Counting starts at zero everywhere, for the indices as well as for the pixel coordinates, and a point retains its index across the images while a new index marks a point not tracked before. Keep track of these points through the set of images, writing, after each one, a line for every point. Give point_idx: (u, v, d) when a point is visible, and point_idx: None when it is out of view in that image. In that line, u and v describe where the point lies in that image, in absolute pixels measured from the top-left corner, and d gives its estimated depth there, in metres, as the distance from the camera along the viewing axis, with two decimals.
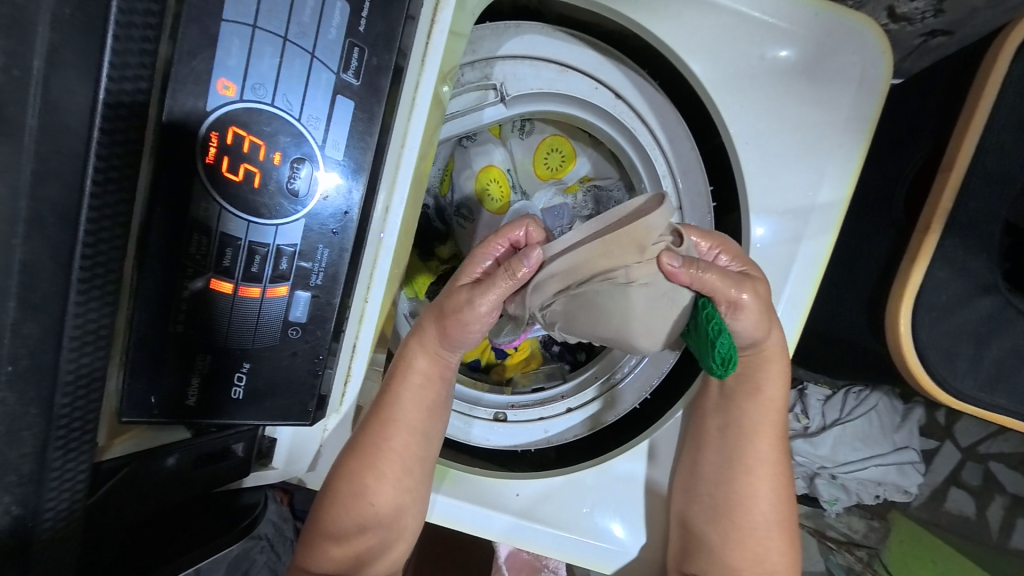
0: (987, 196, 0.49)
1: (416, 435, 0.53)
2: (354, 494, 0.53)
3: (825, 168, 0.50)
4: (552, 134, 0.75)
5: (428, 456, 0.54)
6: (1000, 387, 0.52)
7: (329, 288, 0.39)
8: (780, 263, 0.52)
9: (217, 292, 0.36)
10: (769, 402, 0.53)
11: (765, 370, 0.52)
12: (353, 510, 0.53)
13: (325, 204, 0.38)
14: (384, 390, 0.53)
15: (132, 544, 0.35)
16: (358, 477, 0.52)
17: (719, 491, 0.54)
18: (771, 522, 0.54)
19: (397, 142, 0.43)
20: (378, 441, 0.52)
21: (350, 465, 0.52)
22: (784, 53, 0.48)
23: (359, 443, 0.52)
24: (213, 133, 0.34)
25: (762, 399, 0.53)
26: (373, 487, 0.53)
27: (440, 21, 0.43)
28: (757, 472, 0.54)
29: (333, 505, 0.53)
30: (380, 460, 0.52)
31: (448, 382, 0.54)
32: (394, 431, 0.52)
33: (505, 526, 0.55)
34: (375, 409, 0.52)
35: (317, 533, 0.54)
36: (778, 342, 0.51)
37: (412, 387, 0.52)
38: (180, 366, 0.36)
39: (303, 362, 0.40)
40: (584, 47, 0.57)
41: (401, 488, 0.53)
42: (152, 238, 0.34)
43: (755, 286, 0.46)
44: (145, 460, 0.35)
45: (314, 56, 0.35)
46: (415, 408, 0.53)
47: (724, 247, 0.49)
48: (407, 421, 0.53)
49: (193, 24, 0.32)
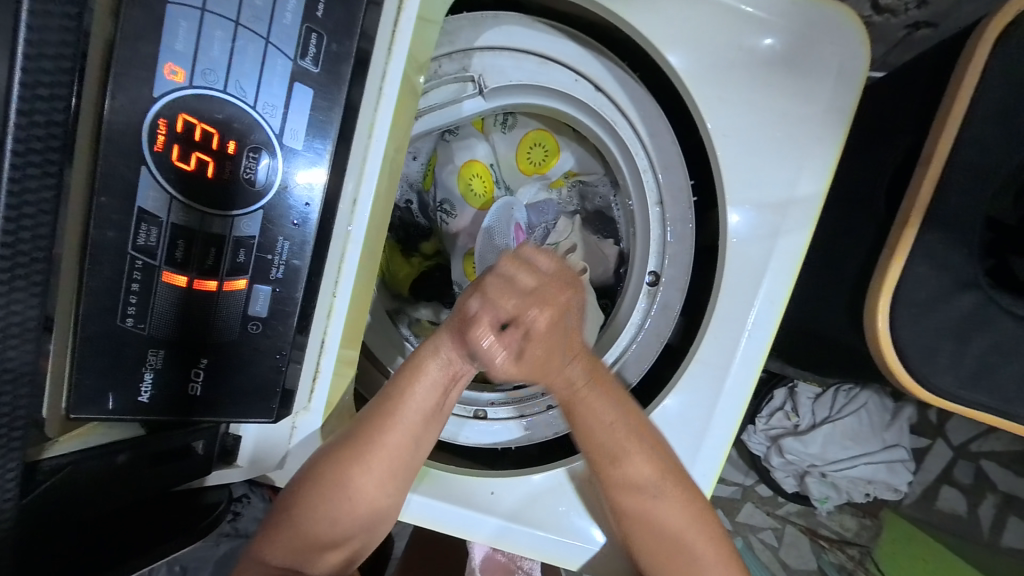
0: (969, 189, 0.49)
1: (410, 437, 0.50)
2: (334, 487, 0.48)
3: (804, 161, 0.49)
4: (536, 129, 0.73)
5: (416, 463, 0.51)
6: (982, 383, 0.51)
7: (291, 282, 0.38)
8: (757, 256, 0.51)
9: (170, 285, 0.35)
10: (603, 420, 0.52)
11: (578, 401, 0.52)
12: (334, 509, 0.49)
13: (285, 195, 0.37)
14: (394, 384, 0.51)
15: (130, 543, 0.37)
16: (342, 469, 0.48)
17: (616, 502, 0.53)
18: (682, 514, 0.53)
19: (365, 131, 0.42)
20: (374, 433, 0.49)
21: (335, 454, 0.48)
22: (763, 43, 0.47)
23: (356, 433, 0.49)
24: (163, 120, 0.32)
25: (597, 424, 0.52)
26: (356, 482, 0.49)
27: (407, 7, 0.42)
28: (643, 475, 0.52)
29: (310, 494, 0.48)
30: (373, 456, 0.49)
31: (455, 390, 0.53)
32: (392, 427, 0.49)
33: (464, 524, 0.54)
34: (381, 401, 0.50)
35: (286, 533, 0.49)
36: (582, 371, 0.51)
37: (422, 390, 0.50)
38: (131, 361, 0.35)
39: (264, 358, 0.39)
40: (562, 38, 0.56)
41: (382, 491, 0.50)
42: (97, 227, 0.32)
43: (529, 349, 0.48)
44: (94, 458, 0.34)
45: (268, 42, 0.34)
46: (420, 411, 0.50)
47: (540, 317, 0.47)
48: (410, 423, 0.50)
49: (138, 6, 0.31)
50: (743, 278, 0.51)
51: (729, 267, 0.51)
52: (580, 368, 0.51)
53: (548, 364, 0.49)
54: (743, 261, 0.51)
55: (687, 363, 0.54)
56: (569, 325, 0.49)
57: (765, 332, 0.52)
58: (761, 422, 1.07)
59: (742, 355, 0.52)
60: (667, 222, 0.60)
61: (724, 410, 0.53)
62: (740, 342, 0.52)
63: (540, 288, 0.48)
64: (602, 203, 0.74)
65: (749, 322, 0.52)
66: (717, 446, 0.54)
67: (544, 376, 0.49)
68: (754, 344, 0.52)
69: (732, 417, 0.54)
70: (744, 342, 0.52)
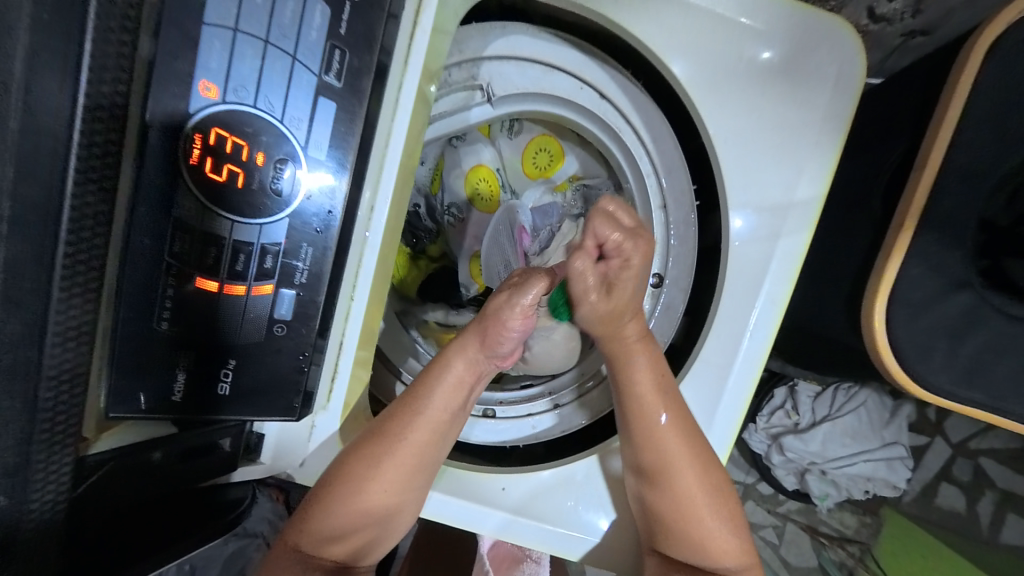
0: (961, 194, 0.51)
1: (434, 433, 0.52)
2: (360, 483, 0.50)
3: (802, 167, 0.51)
4: (541, 134, 0.75)
5: (438, 457, 0.53)
6: (974, 380, 0.53)
7: (313, 286, 0.40)
8: (757, 259, 0.52)
9: (200, 290, 0.37)
10: (646, 388, 0.53)
11: (634, 356, 0.53)
12: (358, 504, 0.50)
13: (309, 203, 0.38)
14: (419, 381, 0.53)
15: (130, 543, 0.37)
16: (370, 463, 0.50)
17: (643, 484, 0.53)
18: (699, 498, 0.53)
19: (381, 141, 0.43)
20: (399, 428, 0.51)
21: (362, 448, 0.50)
22: (762, 54, 0.49)
23: (383, 428, 0.51)
24: (195, 134, 0.34)
25: (643, 392, 0.53)
26: (381, 477, 0.50)
27: (422, 22, 0.44)
28: (664, 457, 0.53)
29: (336, 490, 0.50)
30: (399, 451, 0.50)
31: (476, 388, 0.55)
32: (417, 423, 0.51)
33: (474, 518, 0.56)
34: (407, 398, 0.52)
35: (313, 527, 0.50)
36: (635, 330, 0.53)
37: (446, 388, 0.52)
38: (163, 363, 0.37)
39: (288, 358, 0.41)
40: (568, 48, 0.58)
41: (405, 487, 0.51)
42: (135, 235, 0.34)
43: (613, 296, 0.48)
44: (132, 454, 0.36)
45: (295, 58, 0.36)
46: (445, 407, 0.52)
47: (634, 251, 0.47)
48: (433, 418, 0.52)
49: (174, 26, 0.32)
50: (744, 281, 0.53)
51: (731, 271, 0.53)
52: (633, 325, 0.52)
53: (624, 312, 0.50)
54: (744, 262, 0.53)
55: (690, 362, 0.56)
56: (645, 277, 0.49)
57: (765, 332, 0.54)
58: (762, 420, 1.09)
59: (743, 354, 0.54)
60: (670, 225, 0.62)
61: (725, 409, 0.55)
62: (741, 341, 0.54)
63: (635, 234, 0.47)
64: None
65: (750, 322, 0.54)
66: (718, 445, 0.56)
67: (611, 327, 0.51)
68: (754, 343, 0.54)
69: (733, 415, 0.56)
70: (745, 341, 0.54)
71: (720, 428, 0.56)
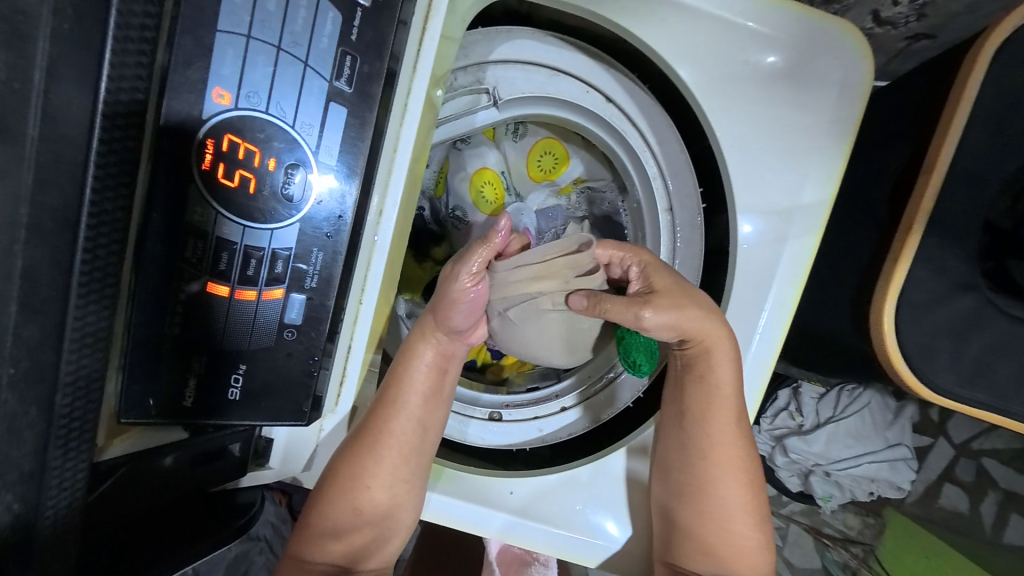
0: (966, 197, 0.51)
1: (413, 424, 0.53)
2: (353, 479, 0.52)
3: (809, 170, 0.51)
4: (545, 137, 0.76)
5: (425, 449, 0.54)
6: (982, 383, 0.53)
7: (323, 290, 0.40)
8: (764, 271, 0.53)
9: (213, 295, 0.37)
10: (722, 391, 0.53)
11: (720, 350, 0.52)
12: (354, 500, 0.53)
13: (319, 208, 0.38)
14: (392, 374, 0.53)
15: (130, 543, 0.36)
16: (357, 460, 0.52)
17: (672, 493, 0.55)
18: (742, 498, 0.55)
19: (390, 146, 0.43)
20: (379, 424, 0.52)
21: (352, 448, 0.51)
22: (769, 59, 0.49)
23: (367, 424, 0.52)
24: (209, 141, 0.34)
25: (716, 382, 0.53)
26: (371, 472, 0.52)
27: (431, 28, 0.44)
28: (705, 469, 0.54)
29: (337, 489, 0.52)
30: (382, 445, 0.52)
31: (453, 370, 0.55)
32: (394, 415, 0.52)
33: (502, 524, 0.56)
34: (382, 392, 0.53)
35: (313, 522, 0.53)
36: (717, 327, 0.51)
37: (415, 378, 0.53)
38: (176, 367, 0.37)
39: (298, 363, 0.41)
40: (573, 51, 0.58)
41: (395, 481, 0.53)
42: (148, 242, 0.34)
43: (660, 293, 0.50)
44: (143, 459, 0.36)
45: (306, 65, 0.36)
46: (422, 394, 0.53)
47: (631, 261, 0.52)
48: (411, 407, 0.53)
49: (188, 35, 0.33)
50: (752, 289, 0.53)
51: (741, 280, 0.53)
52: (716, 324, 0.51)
53: (680, 302, 0.50)
54: (752, 267, 0.53)
55: None
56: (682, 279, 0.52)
57: (773, 335, 0.54)
58: (765, 422, 1.09)
59: (752, 356, 0.54)
60: (676, 228, 0.63)
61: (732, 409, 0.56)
62: (750, 344, 0.54)
63: (644, 270, 0.52)
64: (609, 209, 0.75)
65: (757, 325, 0.54)
66: None
67: (704, 327, 0.50)
68: (763, 345, 0.54)
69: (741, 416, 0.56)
70: (753, 343, 0.54)
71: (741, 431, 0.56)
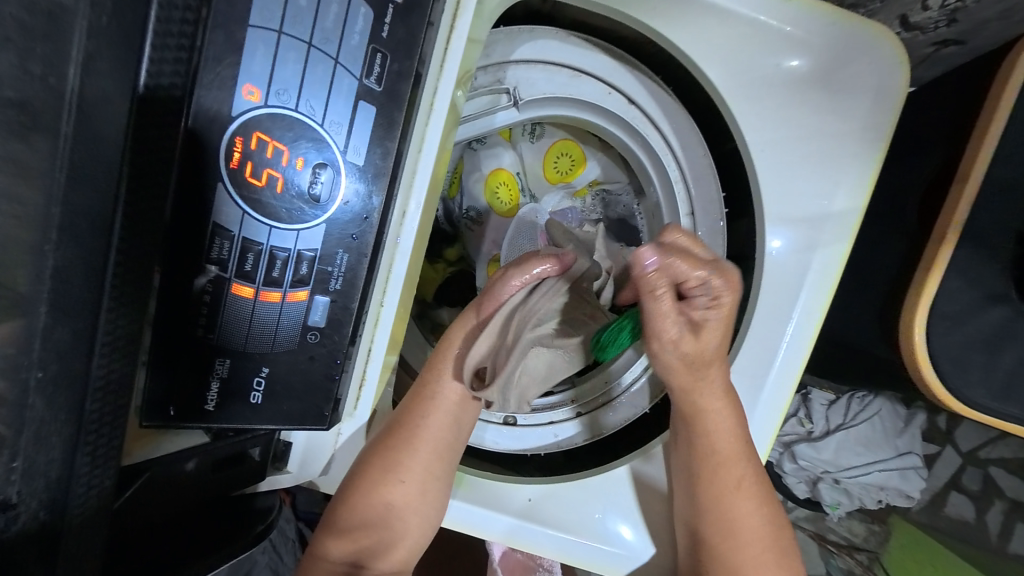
0: (1001, 206, 0.50)
1: (449, 419, 0.52)
2: (380, 476, 0.50)
3: (841, 176, 0.50)
4: (563, 139, 0.74)
5: (457, 446, 0.53)
6: (1014, 396, 0.52)
7: (348, 293, 0.39)
8: (771, 338, 0.53)
9: (236, 296, 0.36)
10: (722, 438, 0.52)
11: (710, 408, 0.51)
12: (378, 494, 0.51)
13: (345, 209, 0.38)
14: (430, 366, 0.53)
15: (131, 543, 0.34)
16: (389, 454, 0.50)
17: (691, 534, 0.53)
18: (760, 543, 0.53)
19: (415, 147, 0.43)
20: (417, 417, 0.51)
21: (384, 442, 0.50)
22: (803, 62, 0.48)
23: (402, 417, 0.51)
24: (238, 138, 0.34)
25: (712, 440, 0.52)
26: (402, 466, 0.50)
27: (458, 27, 0.43)
28: (724, 511, 0.52)
29: (361, 485, 0.50)
30: (418, 439, 0.51)
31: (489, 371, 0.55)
32: (432, 410, 0.51)
33: (515, 530, 0.55)
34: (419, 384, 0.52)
35: (339, 517, 0.51)
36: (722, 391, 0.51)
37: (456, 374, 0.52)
38: (200, 371, 0.37)
39: (321, 366, 0.40)
40: (596, 52, 0.57)
41: (427, 478, 0.52)
42: (176, 244, 0.34)
43: (714, 326, 0.46)
44: (165, 463, 0.36)
45: (337, 62, 0.35)
46: (458, 393, 0.52)
47: (723, 288, 0.44)
48: (448, 403, 0.52)
49: (220, 30, 0.32)
50: (760, 350, 0.53)
51: (746, 348, 0.54)
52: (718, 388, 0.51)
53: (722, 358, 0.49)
54: (779, 277, 0.52)
55: None
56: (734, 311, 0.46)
57: (781, 392, 0.54)
58: None
59: (779, 365, 0.53)
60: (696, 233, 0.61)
61: (758, 420, 0.54)
62: (776, 352, 0.53)
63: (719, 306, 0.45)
64: (625, 211, 0.75)
65: (785, 334, 0.53)
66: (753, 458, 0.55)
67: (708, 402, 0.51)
68: (790, 354, 0.53)
69: (767, 427, 0.55)
70: (780, 351, 0.53)
71: (767, 441, 0.55)
